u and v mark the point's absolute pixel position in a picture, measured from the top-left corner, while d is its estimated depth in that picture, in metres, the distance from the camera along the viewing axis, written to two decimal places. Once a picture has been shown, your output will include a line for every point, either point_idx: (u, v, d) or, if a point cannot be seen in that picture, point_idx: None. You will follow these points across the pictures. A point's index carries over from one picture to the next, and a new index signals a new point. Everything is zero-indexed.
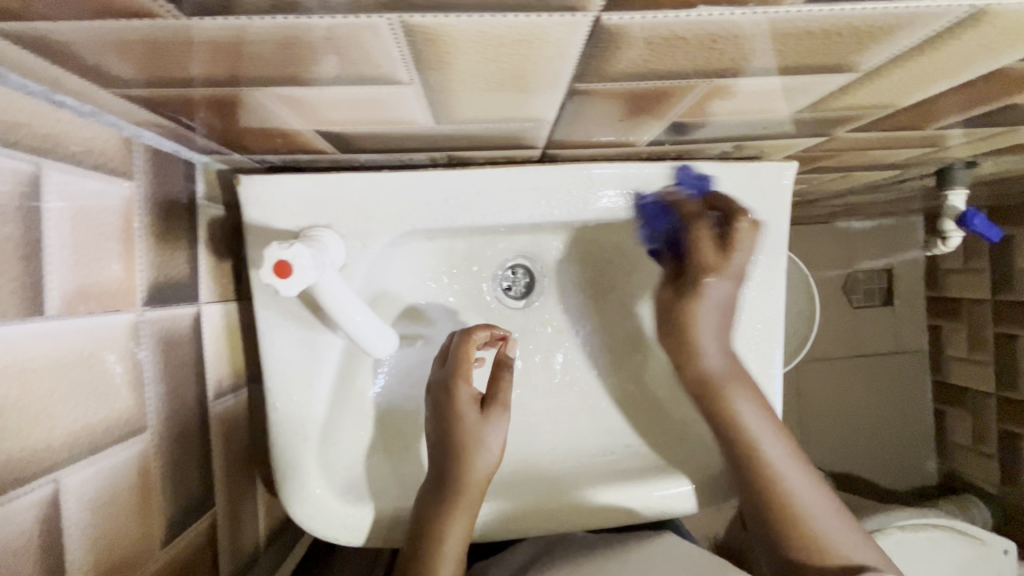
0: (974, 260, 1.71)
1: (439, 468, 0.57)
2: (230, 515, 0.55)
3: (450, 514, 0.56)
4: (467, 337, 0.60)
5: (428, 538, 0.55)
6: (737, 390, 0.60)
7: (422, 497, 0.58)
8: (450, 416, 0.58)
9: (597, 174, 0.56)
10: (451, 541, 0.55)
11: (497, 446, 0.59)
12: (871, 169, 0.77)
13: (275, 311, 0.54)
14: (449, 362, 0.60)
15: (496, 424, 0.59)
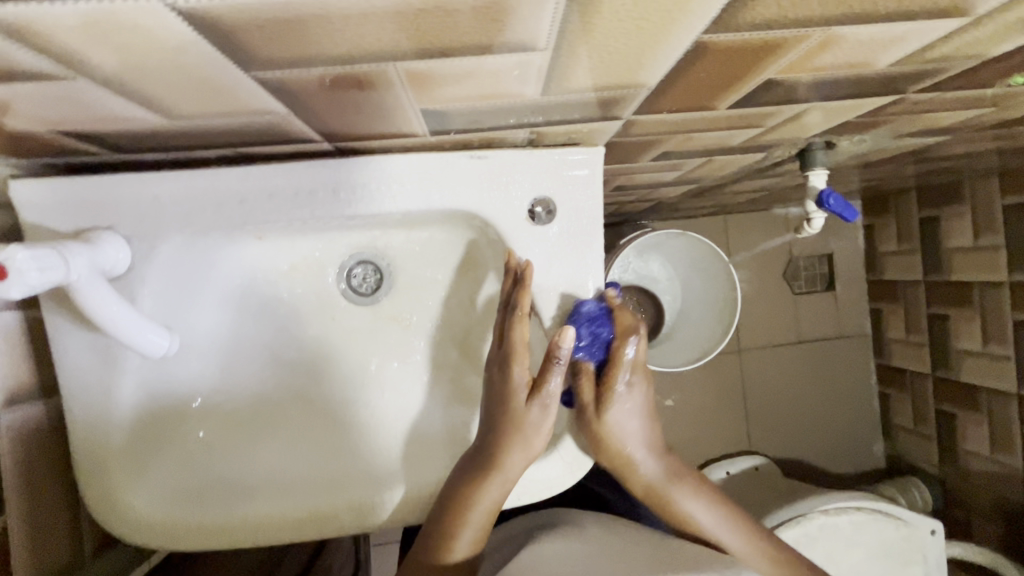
0: (907, 242, 1.71)
1: (480, 446, 0.59)
2: (31, 523, 0.55)
3: (482, 489, 0.58)
4: (520, 318, 0.57)
5: (456, 509, 0.59)
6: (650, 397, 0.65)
7: (458, 471, 0.60)
8: (502, 399, 0.58)
9: (393, 167, 0.56)
10: (479, 513, 0.58)
11: (541, 434, 0.59)
12: (725, 152, 0.76)
13: (65, 317, 0.53)
14: (505, 344, 0.58)
15: (541, 412, 0.58)
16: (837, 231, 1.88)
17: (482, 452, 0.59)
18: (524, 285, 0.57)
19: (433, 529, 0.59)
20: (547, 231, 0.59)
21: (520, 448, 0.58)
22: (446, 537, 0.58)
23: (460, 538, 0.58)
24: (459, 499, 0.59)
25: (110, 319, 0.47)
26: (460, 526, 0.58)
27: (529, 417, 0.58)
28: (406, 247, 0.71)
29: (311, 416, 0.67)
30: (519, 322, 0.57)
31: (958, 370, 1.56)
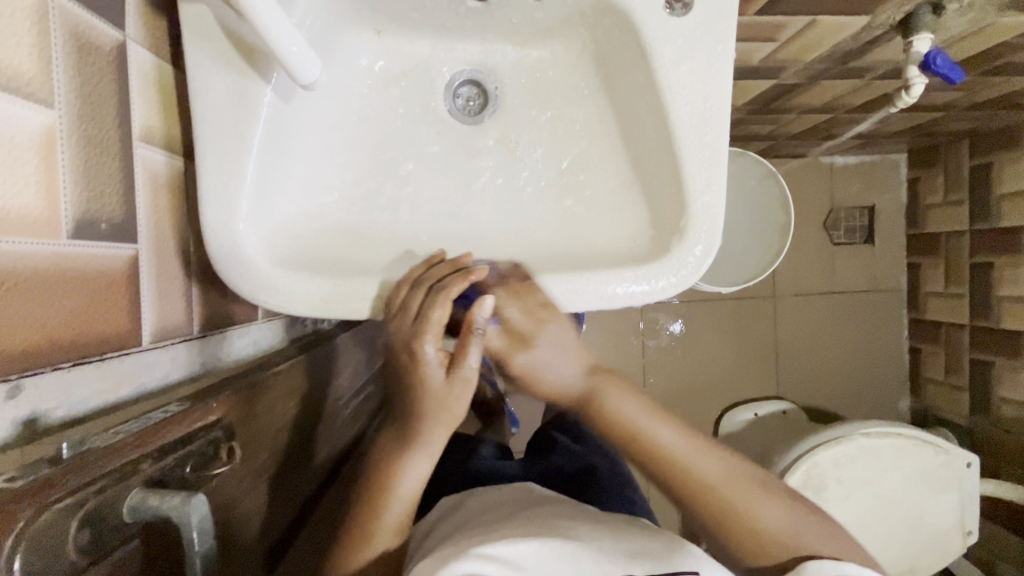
0: (953, 193, 1.70)
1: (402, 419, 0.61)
2: (157, 271, 0.54)
3: (405, 464, 0.60)
4: (442, 297, 0.57)
5: (382, 485, 0.60)
6: (621, 405, 0.62)
7: (383, 446, 0.62)
8: (419, 379, 0.58)
9: None
10: (404, 490, 0.59)
11: (459, 406, 0.59)
12: (836, 4, 0.75)
13: (206, 54, 0.52)
14: (418, 319, 0.57)
15: (459, 390, 0.58)
16: (879, 184, 1.88)
17: (402, 427, 0.61)
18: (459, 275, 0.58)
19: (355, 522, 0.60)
20: (681, 24, 0.58)
21: (437, 429, 0.60)
22: (367, 517, 0.59)
23: (385, 515, 0.59)
24: (381, 473, 0.60)
25: (270, 25, 0.46)
26: (382, 505, 0.59)
27: (443, 389, 0.58)
28: (515, 68, 0.71)
29: (414, 218, 0.67)
30: (436, 303, 0.57)
31: (998, 319, 1.56)
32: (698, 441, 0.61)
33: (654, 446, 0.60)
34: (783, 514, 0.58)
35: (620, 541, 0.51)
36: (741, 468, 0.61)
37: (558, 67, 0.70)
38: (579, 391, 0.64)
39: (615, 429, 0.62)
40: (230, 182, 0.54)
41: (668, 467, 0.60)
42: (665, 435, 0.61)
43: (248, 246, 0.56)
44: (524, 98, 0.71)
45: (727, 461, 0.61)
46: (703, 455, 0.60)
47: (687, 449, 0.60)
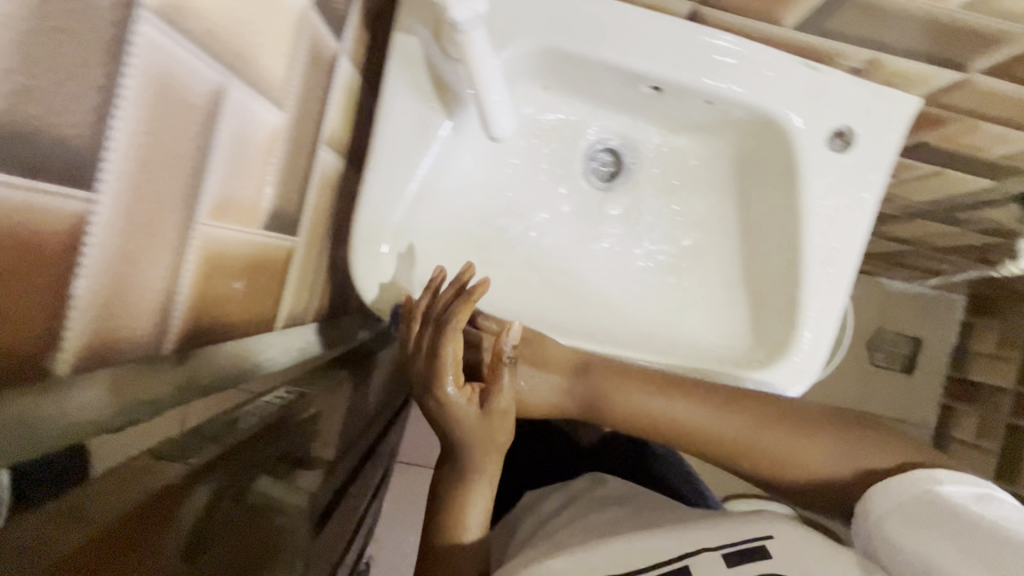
0: (1005, 349, 1.69)
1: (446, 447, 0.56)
2: (302, 263, 0.57)
3: (473, 495, 0.55)
4: (451, 331, 0.53)
5: (452, 519, 0.54)
6: (673, 404, 0.56)
7: (439, 475, 0.57)
8: (456, 424, 0.54)
9: (737, 51, 0.58)
10: (473, 525, 0.54)
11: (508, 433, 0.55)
12: (970, 165, 0.78)
13: (405, 81, 0.55)
14: (432, 360, 0.54)
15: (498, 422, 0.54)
16: (931, 319, 1.88)
17: (454, 452, 0.56)
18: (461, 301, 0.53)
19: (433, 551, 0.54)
20: (838, 159, 0.61)
21: (496, 451, 0.55)
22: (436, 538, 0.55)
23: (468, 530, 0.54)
24: (449, 504, 0.55)
25: (484, 78, 0.49)
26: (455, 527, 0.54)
27: (484, 425, 0.54)
28: (655, 149, 0.74)
29: (528, 265, 0.70)
30: (446, 341, 0.53)
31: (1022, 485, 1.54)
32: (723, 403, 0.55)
33: (630, 413, 0.57)
34: (782, 436, 0.53)
35: (683, 530, 0.48)
36: (725, 415, 0.55)
37: (696, 158, 0.74)
38: (661, 410, 0.56)
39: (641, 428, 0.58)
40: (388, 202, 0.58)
41: (743, 454, 0.54)
42: (670, 404, 0.57)
43: (386, 260, 0.59)
44: (655, 178, 0.74)
45: (756, 416, 0.54)
46: (731, 414, 0.55)
47: (750, 427, 0.54)
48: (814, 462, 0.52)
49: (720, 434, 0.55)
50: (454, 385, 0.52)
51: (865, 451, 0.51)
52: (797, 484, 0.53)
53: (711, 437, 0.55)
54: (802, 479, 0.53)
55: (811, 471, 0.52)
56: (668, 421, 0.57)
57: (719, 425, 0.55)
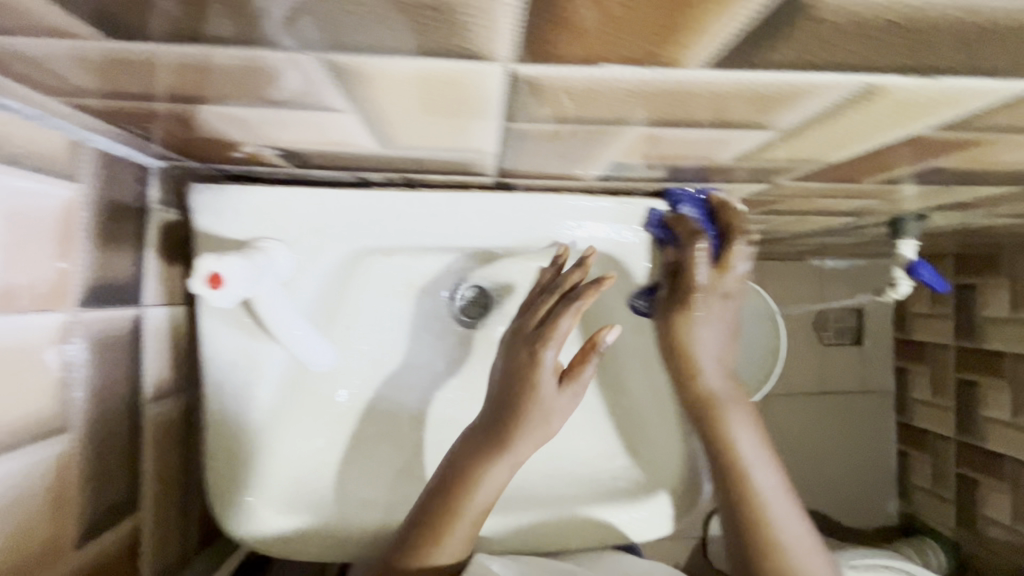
0: (940, 306, 1.74)
1: (494, 425, 0.58)
2: (156, 525, 0.55)
3: (486, 472, 0.57)
4: (573, 309, 0.57)
5: (451, 498, 0.57)
6: (743, 430, 0.62)
7: (461, 447, 0.59)
8: (523, 376, 0.57)
9: (549, 203, 0.58)
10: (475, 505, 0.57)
11: (559, 419, 0.59)
12: (828, 213, 0.79)
13: (219, 319, 0.54)
14: (544, 325, 0.58)
15: (568, 400, 0.59)
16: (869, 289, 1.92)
17: (489, 418, 0.58)
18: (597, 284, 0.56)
19: (437, 512, 0.57)
20: (677, 279, 0.62)
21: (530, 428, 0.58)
22: (444, 514, 0.56)
23: (461, 519, 0.57)
24: (451, 485, 0.57)
25: (286, 333, 0.51)
26: (458, 511, 0.57)
27: (547, 400, 0.58)
28: None
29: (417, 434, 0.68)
30: (568, 314, 0.57)
31: (983, 437, 1.59)
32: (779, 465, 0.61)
33: (733, 468, 0.61)
34: (774, 485, 0.61)
35: None
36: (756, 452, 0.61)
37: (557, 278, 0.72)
38: (707, 395, 0.62)
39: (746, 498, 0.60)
40: (231, 437, 0.57)
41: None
42: (750, 454, 0.61)
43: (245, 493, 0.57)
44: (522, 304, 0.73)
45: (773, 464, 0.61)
46: (752, 467, 0.60)
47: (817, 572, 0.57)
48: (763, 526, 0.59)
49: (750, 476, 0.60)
50: (554, 355, 0.57)
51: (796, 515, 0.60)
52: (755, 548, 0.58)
53: (749, 517, 0.59)
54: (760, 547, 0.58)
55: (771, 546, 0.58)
56: (704, 393, 0.62)
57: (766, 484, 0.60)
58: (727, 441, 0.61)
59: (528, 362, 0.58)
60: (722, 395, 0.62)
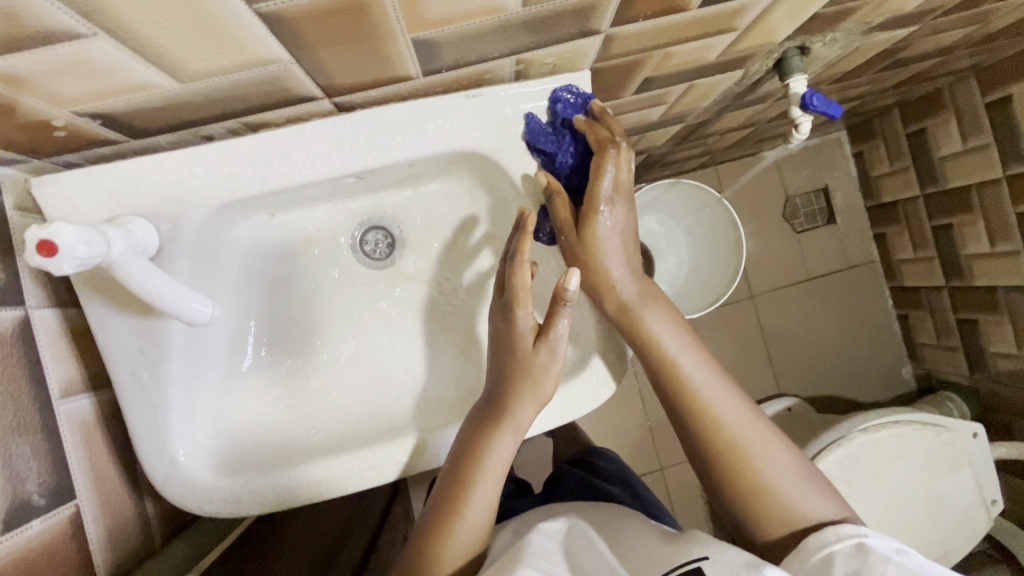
0: (898, 160, 1.71)
1: (491, 399, 0.62)
2: (102, 514, 0.57)
3: (482, 469, 0.58)
4: (518, 264, 0.61)
5: (451, 503, 0.57)
6: (664, 332, 0.63)
7: (458, 448, 0.61)
8: (510, 343, 0.62)
9: (393, 115, 0.58)
10: (473, 508, 0.57)
11: (548, 383, 0.62)
12: (705, 70, 0.79)
13: (105, 303, 0.56)
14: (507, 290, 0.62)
15: (547, 356, 0.61)
16: (827, 165, 1.91)
17: (480, 428, 0.61)
18: (522, 233, 0.61)
19: (433, 523, 0.57)
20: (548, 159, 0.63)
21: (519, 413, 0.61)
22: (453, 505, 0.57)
23: (453, 541, 0.56)
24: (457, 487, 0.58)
25: (154, 289, 0.50)
26: (467, 491, 0.57)
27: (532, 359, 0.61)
28: (411, 208, 0.74)
29: (351, 379, 0.70)
30: (520, 264, 0.61)
31: (971, 277, 1.55)
32: (750, 410, 0.61)
33: (674, 370, 0.61)
34: (700, 364, 0.62)
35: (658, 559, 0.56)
36: (706, 378, 0.61)
37: (446, 202, 0.73)
38: (627, 301, 0.63)
39: (686, 395, 0.61)
40: (157, 414, 0.57)
41: (716, 446, 0.59)
42: (699, 370, 0.61)
43: (178, 451, 0.59)
44: (423, 233, 0.75)
45: (738, 399, 0.61)
46: (709, 389, 0.61)
47: (756, 442, 0.59)
48: (703, 409, 0.60)
49: (694, 381, 0.61)
50: (523, 311, 0.61)
51: (750, 410, 0.61)
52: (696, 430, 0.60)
53: (691, 389, 0.61)
54: (695, 418, 0.60)
55: (707, 413, 0.60)
56: (617, 304, 0.63)
57: (718, 398, 0.60)
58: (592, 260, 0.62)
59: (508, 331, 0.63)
60: (631, 303, 0.63)
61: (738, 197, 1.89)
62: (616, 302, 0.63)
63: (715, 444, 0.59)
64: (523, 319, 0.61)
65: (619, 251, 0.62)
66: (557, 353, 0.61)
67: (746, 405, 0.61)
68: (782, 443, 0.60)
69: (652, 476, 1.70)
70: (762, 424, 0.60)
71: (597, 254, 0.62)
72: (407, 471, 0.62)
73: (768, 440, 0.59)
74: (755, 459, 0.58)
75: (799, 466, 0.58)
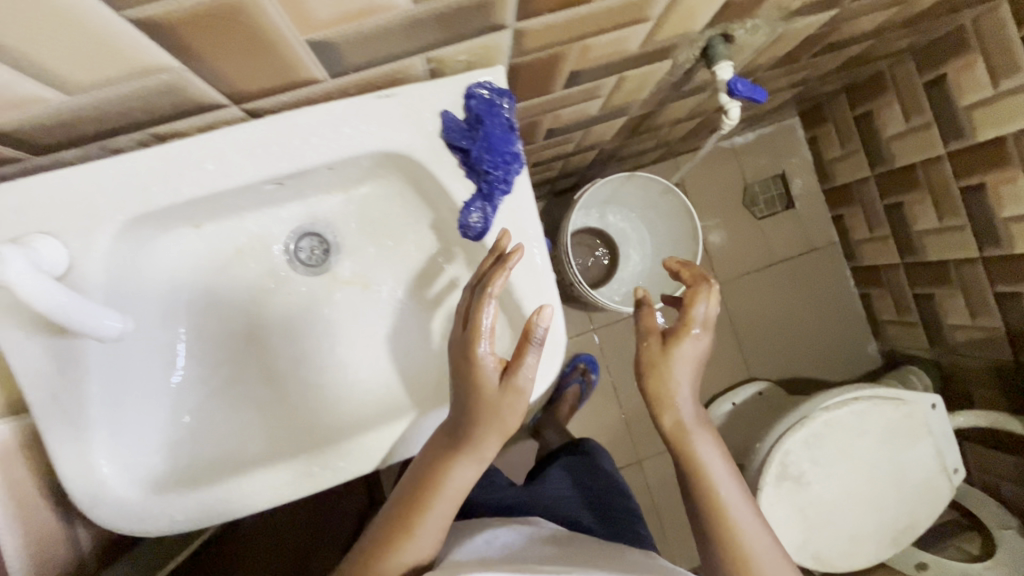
0: (849, 143, 1.75)
1: (455, 432, 0.59)
2: (26, 539, 0.56)
3: (432, 501, 0.60)
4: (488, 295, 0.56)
5: (398, 534, 0.58)
6: (710, 454, 0.75)
7: (412, 478, 0.62)
8: (471, 381, 0.57)
9: (303, 118, 0.58)
10: (419, 540, 0.58)
11: (512, 419, 0.58)
12: (630, 61, 0.79)
13: (16, 324, 0.55)
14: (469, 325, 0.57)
15: (513, 397, 0.57)
16: (783, 150, 1.94)
17: (434, 461, 0.60)
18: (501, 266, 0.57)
19: (375, 548, 0.59)
20: None
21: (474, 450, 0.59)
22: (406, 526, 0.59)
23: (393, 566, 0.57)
24: (406, 517, 0.59)
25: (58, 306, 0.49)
26: (421, 518, 0.59)
27: (496, 400, 0.57)
28: (343, 212, 0.74)
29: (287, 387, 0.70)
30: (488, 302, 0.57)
31: (923, 252, 1.59)
32: (769, 531, 0.73)
33: (708, 486, 0.73)
34: (736, 493, 0.74)
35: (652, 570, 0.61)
36: (738, 497, 0.74)
37: (379, 205, 0.73)
38: (683, 423, 0.74)
39: (714, 508, 0.73)
40: (77, 434, 0.56)
41: (734, 552, 0.72)
42: (734, 493, 0.74)
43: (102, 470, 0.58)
44: (358, 237, 0.74)
45: (760, 518, 0.74)
46: (741, 508, 0.73)
47: (769, 559, 0.71)
48: (729, 522, 0.73)
49: (723, 494, 0.74)
50: (489, 349, 0.56)
51: (771, 535, 0.73)
52: (716, 530, 0.73)
53: (721, 504, 0.73)
54: (717, 521, 0.73)
55: (732, 521, 0.73)
56: (674, 422, 0.74)
57: (743, 515, 0.73)
58: (659, 372, 0.73)
59: (467, 362, 0.58)
60: (690, 421, 0.74)
61: (698, 187, 1.91)
62: (674, 418, 0.74)
63: (736, 558, 0.71)
64: (486, 357, 0.57)
65: (686, 375, 0.74)
66: (523, 397, 0.57)
67: (763, 525, 0.74)
68: (791, 563, 0.73)
69: (628, 468, 1.71)
70: (777, 547, 0.73)
71: (664, 373, 0.74)
72: (346, 476, 0.62)
73: (777, 559, 0.72)
74: (763, 573, 0.71)
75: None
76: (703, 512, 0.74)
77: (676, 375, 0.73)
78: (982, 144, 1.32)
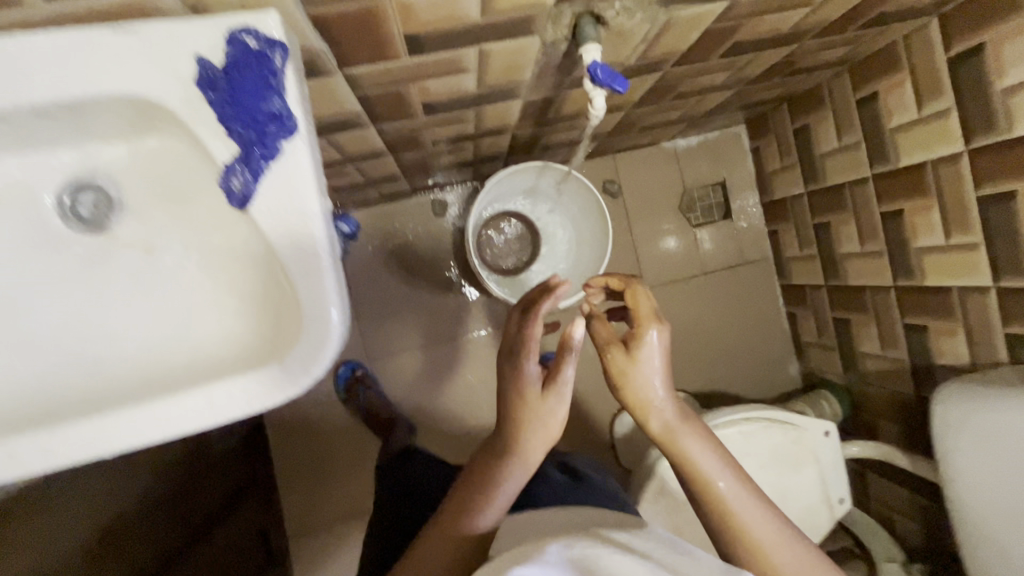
0: (788, 157, 1.69)
1: (498, 441, 0.77)
2: None
3: (510, 473, 0.76)
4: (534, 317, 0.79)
5: (486, 488, 0.75)
6: (695, 446, 0.82)
7: (484, 460, 0.78)
8: (521, 386, 0.76)
9: (18, 45, 0.49)
10: (502, 494, 0.75)
11: (556, 424, 0.77)
12: (481, 31, 0.71)
13: None
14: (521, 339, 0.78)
15: (553, 402, 0.76)
16: (726, 158, 1.88)
17: (504, 443, 0.77)
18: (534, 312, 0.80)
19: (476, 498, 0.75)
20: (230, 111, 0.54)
21: (541, 430, 0.76)
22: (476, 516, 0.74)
23: (495, 510, 0.75)
24: (484, 484, 0.76)
25: None
26: (493, 490, 0.75)
27: (526, 402, 0.76)
28: (128, 165, 0.65)
29: (28, 351, 0.62)
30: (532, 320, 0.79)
31: (844, 276, 1.55)
32: (769, 512, 0.80)
33: (696, 474, 0.81)
34: (728, 483, 0.80)
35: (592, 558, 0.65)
36: (735, 485, 0.80)
37: (167, 161, 0.65)
38: (663, 422, 0.83)
39: (707, 499, 0.80)
40: None
41: (732, 535, 0.78)
42: (727, 480, 0.80)
43: None
44: (144, 195, 0.66)
45: (759, 503, 0.80)
46: (736, 495, 0.79)
47: (772, 540, 0.77)
48: (726, 511, 0.79)
49: (715, 484, 0.80)
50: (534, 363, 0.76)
51: (769, 516, 0.79)
52: (711, 517, 0.80)
53: (716, 493, 0.80)
54: (710, 508, 0.80)
55: (720, 509, 0.79)
56: (660, 421, 0.83)
57: (738, 502, 0.79)
58: (632, 377, 0.82)
59: (513, 374, 0.77)
60: (666, 419, 0.83)
61: (635, 188, 1.85)
62: (653, 414, 0.83)
63: (736, 541, 0.78)
64: (531, 370, 0.76)
65: (655, 375, 0.83)
66: (559, 404, 0.75)
67: (764, 511, 0.80)
68: (797, 540, 0.79)
69: None
70: (779, 527, 0.79)
71: (632, 381, 0.83)
72: (48, 463, 0.54)
73: (787, 535, 0.78)
74: (774, 555, 0.76)
75: (808, 554, 0.78)
76: (699, 502, 0.81)
77: (648, 377, 0.82)
78: (904, 169, 1.27)
